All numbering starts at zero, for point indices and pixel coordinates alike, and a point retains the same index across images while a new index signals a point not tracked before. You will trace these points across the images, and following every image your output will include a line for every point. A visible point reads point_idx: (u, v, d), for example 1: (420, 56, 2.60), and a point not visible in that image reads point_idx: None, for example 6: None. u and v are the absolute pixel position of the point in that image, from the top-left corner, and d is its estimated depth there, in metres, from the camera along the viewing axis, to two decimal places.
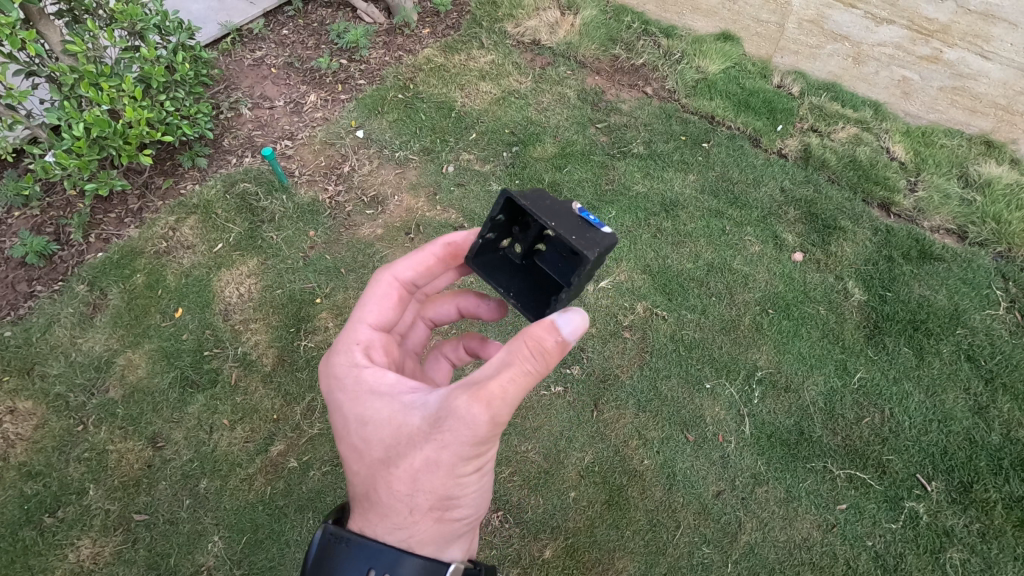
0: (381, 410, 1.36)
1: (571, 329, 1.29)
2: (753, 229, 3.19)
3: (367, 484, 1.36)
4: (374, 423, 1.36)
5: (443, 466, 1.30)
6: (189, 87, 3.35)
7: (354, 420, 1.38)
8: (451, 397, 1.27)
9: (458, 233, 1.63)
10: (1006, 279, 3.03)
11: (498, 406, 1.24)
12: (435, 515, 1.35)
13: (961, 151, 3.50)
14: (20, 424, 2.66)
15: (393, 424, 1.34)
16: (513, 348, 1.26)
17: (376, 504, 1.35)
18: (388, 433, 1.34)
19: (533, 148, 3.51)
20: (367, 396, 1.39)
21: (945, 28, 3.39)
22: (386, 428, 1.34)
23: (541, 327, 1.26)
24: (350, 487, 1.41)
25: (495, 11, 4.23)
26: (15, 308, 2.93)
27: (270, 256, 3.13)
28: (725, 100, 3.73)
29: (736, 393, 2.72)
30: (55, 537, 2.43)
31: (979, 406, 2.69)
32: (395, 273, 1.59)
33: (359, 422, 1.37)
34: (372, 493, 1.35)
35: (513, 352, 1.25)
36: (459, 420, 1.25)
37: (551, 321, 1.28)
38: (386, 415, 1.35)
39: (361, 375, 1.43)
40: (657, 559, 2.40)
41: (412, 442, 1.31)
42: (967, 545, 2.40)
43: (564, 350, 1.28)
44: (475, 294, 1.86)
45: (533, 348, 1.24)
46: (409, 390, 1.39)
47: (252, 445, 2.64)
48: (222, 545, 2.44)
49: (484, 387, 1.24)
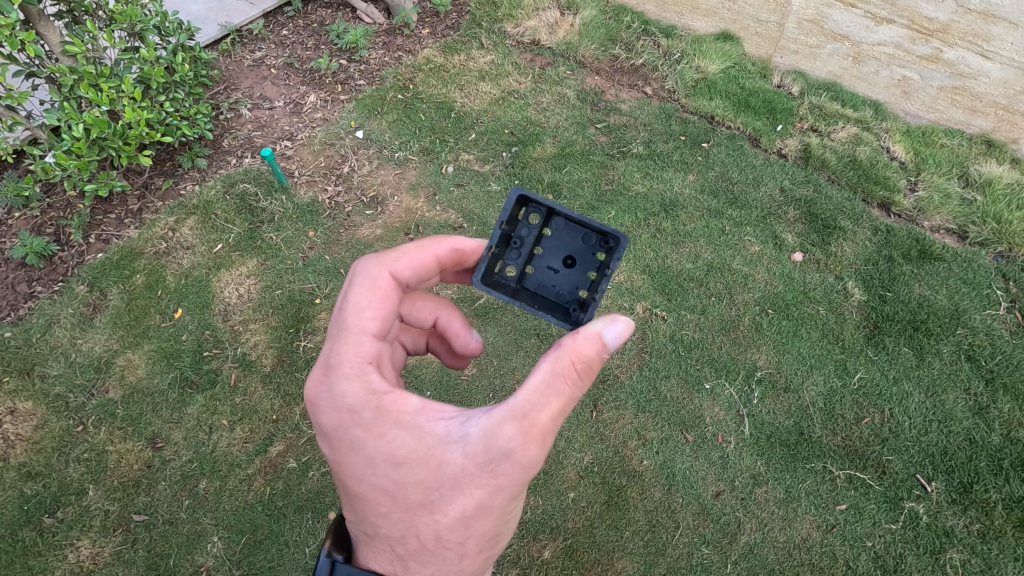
0: (413, 447, 1.29)
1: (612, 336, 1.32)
2: (753, 230, 3.18)
3: (406, 531, 1.31)
4: (409, 463, 1.29)
5: (497, 506, 1.31)
6: (189, 88, 3.35)
7: (383, 460, 1.29)
8: (502, 434, 1.26)
9: (466, 240, 1.67)
10: (1006, 279, 3.02)
11: (547, 437, 1.28)
12: (484, 554, 1.37)
13: (961, 150, 3.49)
14: (20, 424, 2.66)
15: (433, 464, 1.28)
16: (559, 375, 1.27)
17: (417, 551, 1.32)
18: (429, 473, 1.28)
19: (532, 148, 3.51)
20: (394, 431, 1.30)
21: (946, 28, 3.39)
22: (425, 470, 1.28)
23: (585, 343, 1.28)
24: (378, 532, 1.35)
25: (494, 12, 4.23)
26: (16, 309, 2.94)
27: (269, 257, 3.13)
28: (725, 100, 3.72)
29: (735, 394, 2.72)
30: (54, 538, 2.43)
31: (978, 406, 2.68)
32: (394, 270, 1.51)
33: (390, 462, 1.29)
34: (411, 540, 1.32)
35: (560, 377, 1.27)
36: (515, 460, 1.26)
37: (594, 330, 1.30)
38: (422, 452, 1.29)
39: (383, 405, 1.31)
40: (656, 560, 2.40)
41: (459, 485, 1.27)
42: (966, 546, 2.39)
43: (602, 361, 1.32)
44: (463, 321, 1.79)
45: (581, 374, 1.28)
46: (439, 419, 1.32)
47: (251, 445, 2.64)
48: (221, 546, 2.44)
49: (539, 422, 1.27)
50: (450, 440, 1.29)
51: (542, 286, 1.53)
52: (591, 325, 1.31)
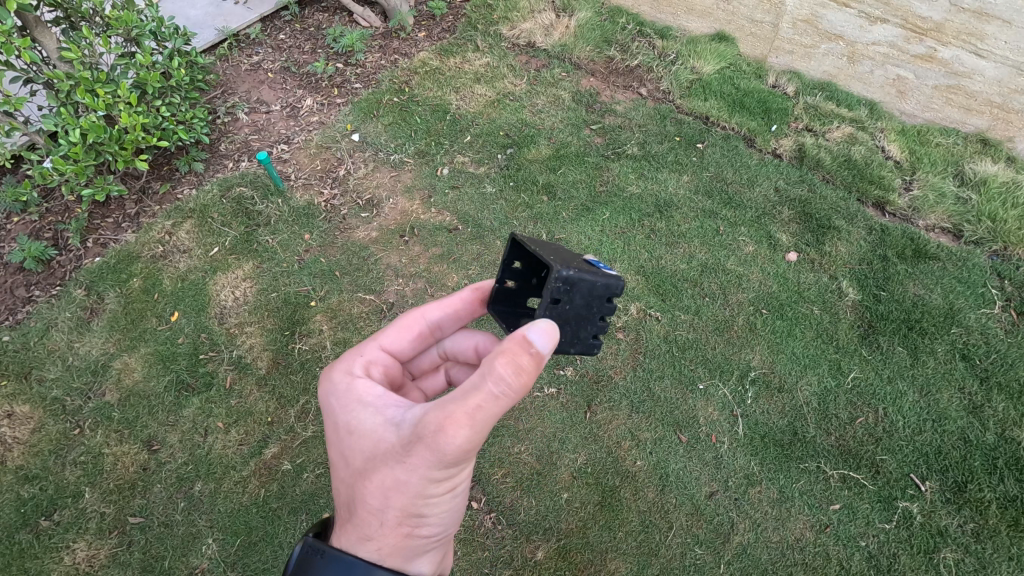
0: (365, 419, 1.42)
1: (542, 337, 1.26)
2: (747, 230, 3.18)
3: (348, 493, 1.40)
4: (358, 433, 1.42)
5: (420, 488, 1.33)
6: (185, 92, 3.38)
7: (344, 429, 1.45)
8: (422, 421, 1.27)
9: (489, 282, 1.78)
10: (1002, 278, 3.02)
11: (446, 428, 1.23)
12: (410, 529, 1.38)
13: (956, 149, 3.49)
14: (17, 427, 2.68)
15: (374, 437, 1.38)
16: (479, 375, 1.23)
17: (355, 516, 1.38)
18: (370, 442, 1.39)
19: (527, 150, 3.52)
20: (357, 407, 1.45)
21: (940, 27, 3.37)
22: (367, 441, 1.39)
23: (512, 341, 1.23)
24: (338, 493, 1.45)
25: (490, 15, 4.25)
26: (14, 312, 2.96)
27: (265, 260, 3.14)
28: (720, 101, 3.72)
29: (729, 394, 2.72)
30: (51, 540, 2.44)
31: (974, 405, 2.67)
32: (428, 314, 1.75)
33: (346, 431, 1.44)
34: (348, 501, 1.41)
35: (481, 374, 1.22)
36: (424, 445, 1.27)
37: (522, 333, 1.25)
38: (371, 428, 1.40)
39: (353, 385, 1.51)
40: (650, 560, 2.40)
41: (385, 459, 1.34)
42: (961, 545, 2.39)
43: (535, 365, 1.24)
44: None
45: (493, 377, 1.21)
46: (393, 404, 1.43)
47: (246, 448, 2.65)
48: (216, 547, 2.45)
49: (454, 414, 1.22)
50: (392, 421, 1.38)
51: None
52: (520, 329, 1.26)
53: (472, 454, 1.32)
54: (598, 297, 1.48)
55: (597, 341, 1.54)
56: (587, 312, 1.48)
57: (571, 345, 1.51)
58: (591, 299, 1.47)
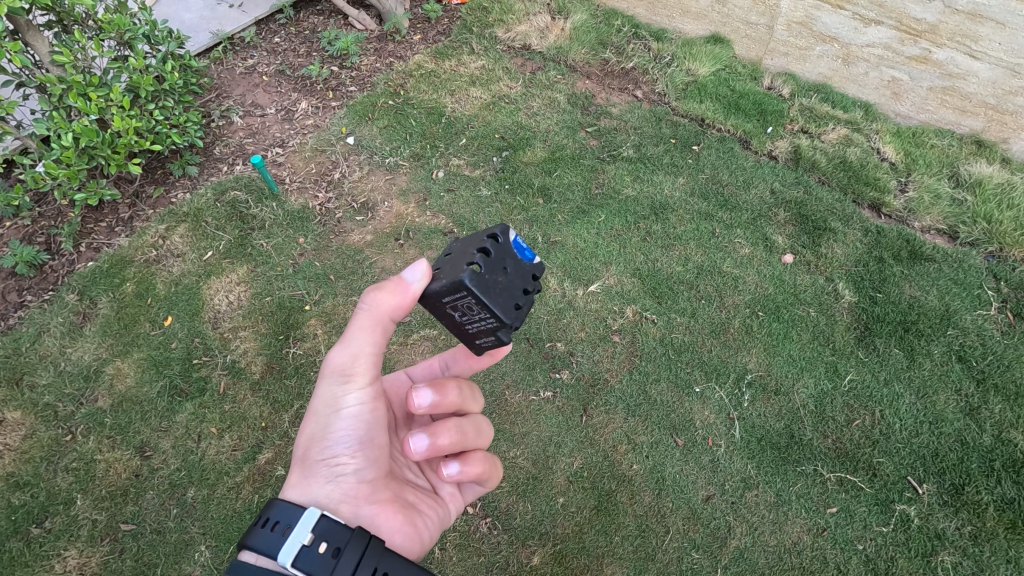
0: None
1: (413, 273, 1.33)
2: (743, 232, 3.17)
3: None
4: None
5: (314, 408, 1.46)
6: (178, 95, 3.36)
7: None
8: None
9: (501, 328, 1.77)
10: (998, 279, 3.01)
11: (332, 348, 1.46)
12: (311, 451, 1.44)
13: (951, 151, 3.50)
14: (8, 433, 2.66)
15: None
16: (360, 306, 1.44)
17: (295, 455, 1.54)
18: None
19: (523, 153, 3.51)
20: None
21: (934, 28, 3.35)
22: None
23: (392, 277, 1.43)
24: None
25: (485, 17, 4.25)
26: (5, 318, 2.94)
27: (259, 264, 3.12)
28: (715, 103, 3.72)
29: (726, 397, 2.70)
30: (41, 548, 2.42)
31: (970, 407, 2.67)
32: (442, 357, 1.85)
33: None
34: None
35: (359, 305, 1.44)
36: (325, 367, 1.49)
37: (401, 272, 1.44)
38: None
39: None
40: (646, 565, 2.39)
41: None
42: (958, 548, 2.37)
43: (395, 286, 1.36)
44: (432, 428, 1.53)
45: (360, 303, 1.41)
46: None
47: (239, 453, 2.63)
48: (209, 554, 2.43)
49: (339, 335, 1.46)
50: None
51: (487, 286, 1.28)
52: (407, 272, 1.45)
53: (350, 374, 1.43)
54: (478, 238, 1.36)
55: (467, 269, 1.29)
56: (465, 252, 1.35)
57: (440, 278, 1.34)
58: (469, 243, 1.38)
